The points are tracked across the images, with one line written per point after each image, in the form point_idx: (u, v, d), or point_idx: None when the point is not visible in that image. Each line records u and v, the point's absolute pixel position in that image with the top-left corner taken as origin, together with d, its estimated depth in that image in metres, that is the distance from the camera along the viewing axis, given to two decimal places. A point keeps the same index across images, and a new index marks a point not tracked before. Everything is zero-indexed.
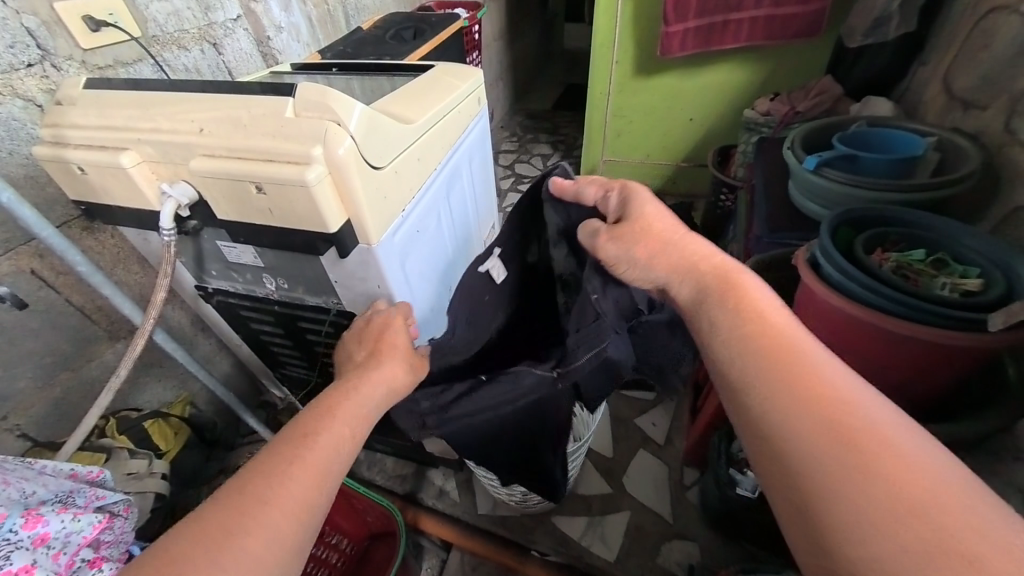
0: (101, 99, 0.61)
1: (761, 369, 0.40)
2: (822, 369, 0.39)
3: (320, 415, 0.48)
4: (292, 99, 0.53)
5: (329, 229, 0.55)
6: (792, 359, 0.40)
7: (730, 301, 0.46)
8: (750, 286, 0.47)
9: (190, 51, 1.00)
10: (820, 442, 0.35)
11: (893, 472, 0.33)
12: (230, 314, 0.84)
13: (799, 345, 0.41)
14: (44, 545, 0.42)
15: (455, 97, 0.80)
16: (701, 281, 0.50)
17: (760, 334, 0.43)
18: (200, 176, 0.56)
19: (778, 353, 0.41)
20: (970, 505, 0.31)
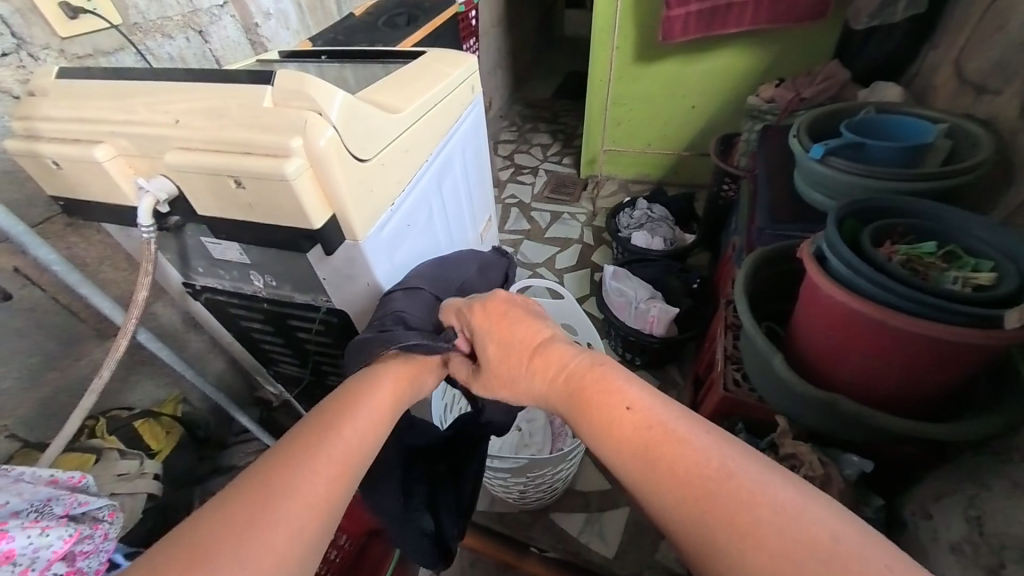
0: (73, 90, 0.59)
1: (660, 494, 0.39)
2: (699, 468, 0.38)
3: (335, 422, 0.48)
4: (270, 88, 0.50)
5: (312, 225, 0.53)
6: (674, 467, 0.39)
7: (594, 419, 0.45)
8: (608, 383, 0.47)
9: (174, 39, 0.97)
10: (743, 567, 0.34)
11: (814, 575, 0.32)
12: (219, 311, 0.83)
13: (675, 438, 0.41)
14: (9, 562, 0.40)
15: (446, 85, 0.77)
16: (568, 384, 0.50)
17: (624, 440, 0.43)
18: (177, 170, 0.53)
19: (666, 463, 0.39)
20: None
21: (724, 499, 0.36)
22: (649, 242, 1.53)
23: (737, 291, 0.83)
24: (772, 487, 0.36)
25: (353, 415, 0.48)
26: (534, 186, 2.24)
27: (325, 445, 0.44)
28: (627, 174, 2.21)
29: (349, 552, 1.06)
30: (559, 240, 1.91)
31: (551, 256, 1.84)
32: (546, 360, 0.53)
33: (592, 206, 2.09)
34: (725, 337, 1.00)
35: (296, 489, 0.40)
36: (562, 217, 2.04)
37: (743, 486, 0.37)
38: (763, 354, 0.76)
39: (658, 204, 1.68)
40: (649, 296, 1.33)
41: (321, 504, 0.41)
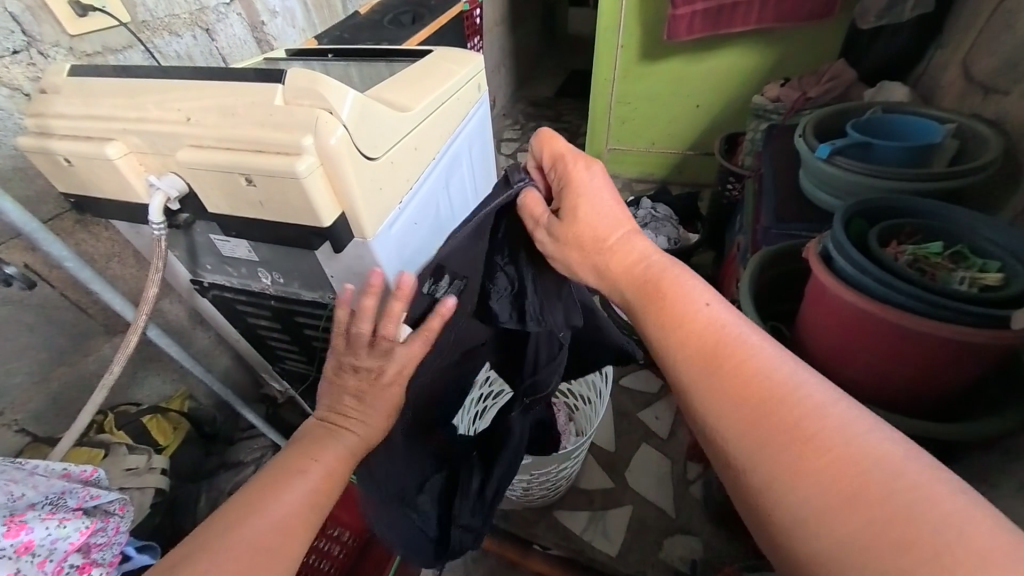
0: (85, 87, 0.59)
1: (714, 386, 0.41)
2: (759, 366, 0.40)
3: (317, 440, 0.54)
4: (282, 86, 0.50)
5: (322, 223, 0.53)
6: (732, 361, 0.41)
7: (659, 312, 0.47)
8: (681, 285, 0.48)
9: (182, 37, 0.97)
10: (786, 454, 0.36)
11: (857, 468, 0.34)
12: (227, 308, 0.83)
13: (742, 344, 0.42)
14: (28, 553, 0.41)
15: (454, 84, 0.77)
16: (637, 277, 0.51)
17: (688, 338, 0.44)
18: (188, 168, 0.53)
19: (729, 361, 0.41)
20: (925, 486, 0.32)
21: (781, 395, 0.38)
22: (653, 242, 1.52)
23: (743, 292, 0.83)
24: (835, 397, 0.38)
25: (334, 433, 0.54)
26: None
27: (277, 492, 0.47)
28: (631, 173, 2.20)
29: (353, 548, 1.09)
30: None
31: None
32: (627, 246, 0.53)
33: None
34: None
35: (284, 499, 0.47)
36: None
37: (805, 394, 0.38)
38: None
39: (662, 204, 1.67)
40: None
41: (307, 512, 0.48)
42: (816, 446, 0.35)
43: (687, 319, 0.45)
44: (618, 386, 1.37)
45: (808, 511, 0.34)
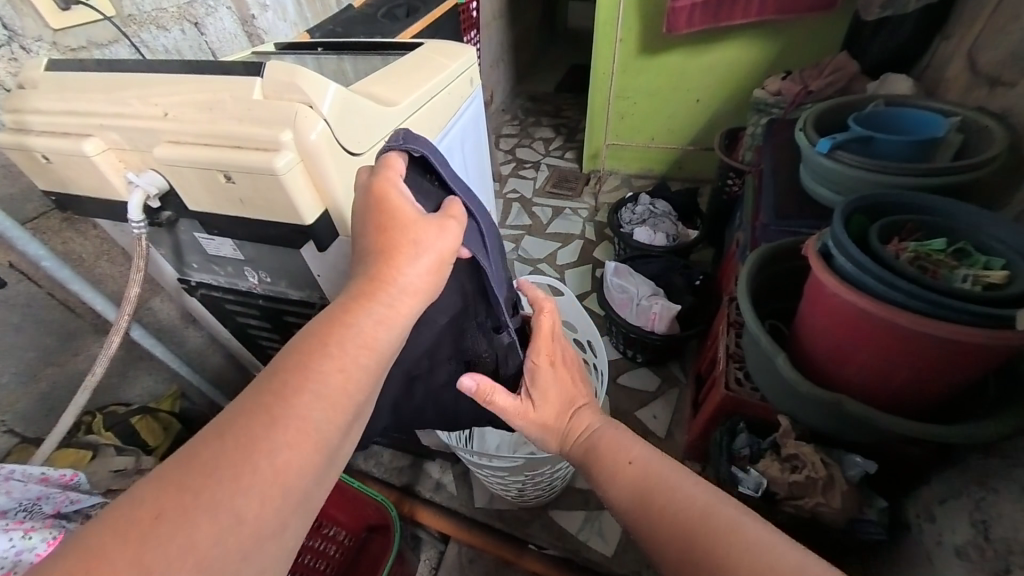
0: (62, 82, 0.57)
1: (655, 537, 0.47)
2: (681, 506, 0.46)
3: (307, 357, 0.38)
4: (260, 80, 0.49)
5: (303, 221, 0.51)
6: (670, 514, 0.47)
7: (604, 470, 0.55)
8: (613, 441, 0.57)
9: (170, 31, 0.96)
10: None
11: None
12: (216, 307, 0.82)
13: (665, 483, 0.49)
14: None
15: (444, 78, 0.75)
16: (585, 445, 0.59)
17: (627, 487, 0.52)
18: (166, 165, 0.52)
19: (658, 506, 0.48)
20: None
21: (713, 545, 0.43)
22: (652, 238, 1.49)
23: (741, 290, 0.81)
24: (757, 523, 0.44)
25: (332, 350, 0.38)
26: (535, 181, 2.22)
27: (267, 431, 0.34)
28: (631, 168, 2.18)
29: (349, 548, 1.08)
30: (560, 235, 1.90)
31: (552, 252, 1.83)
32: (575, 420, 0.62)
33: (594, 201, 2.08)
34: (727, 335, 0.98)
35: (267, 454, 0.34)
36: (564, 212, 2.03)
37: (723, 522, 0.44)
38: (767, 352, 0.75)
39: (662, 200, 1.64)
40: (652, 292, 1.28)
41: (300, 462, 0.35)
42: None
43: (619, 476, 0.53)
44: (615, 383, 1.33)
45: None
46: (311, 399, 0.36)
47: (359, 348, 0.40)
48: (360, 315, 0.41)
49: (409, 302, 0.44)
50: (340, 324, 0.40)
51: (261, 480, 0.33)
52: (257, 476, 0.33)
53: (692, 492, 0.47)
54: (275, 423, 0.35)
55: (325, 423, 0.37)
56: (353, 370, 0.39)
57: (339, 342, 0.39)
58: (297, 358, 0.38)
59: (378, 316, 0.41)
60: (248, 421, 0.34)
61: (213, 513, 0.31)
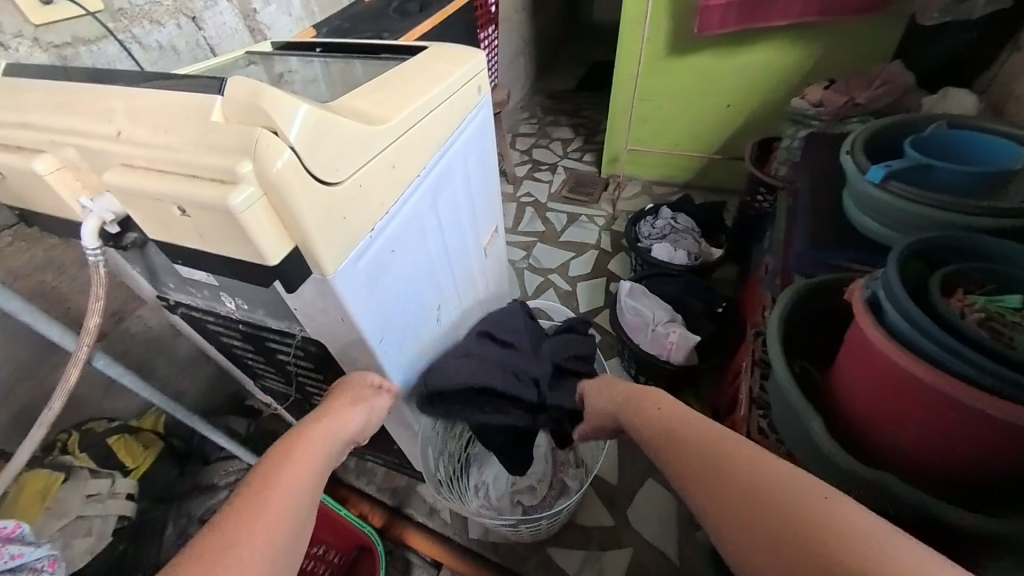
0: (20, 90, 0.52)
1: (674, 462, 0.49)
2: (700, 432, 0.50)
3: (278, 462, 0.49)
4: (220, 98, 0.43)
5: (267, 261, 0.44)
6: (692, 433, 0.50)
7: (640, 419, 0.58)
8: (656, 395, 0.60)
9: (164, 26, 0.90)
10: (737, 501, 0.42)
11: (787, 509, 0.39)
12: (198, 326, 0.77)
13: (691, 420, 0.52)
14: None
15: (445, 88, 0.67)
16: (625, 402, 0.64)
17: (657, 427, 0.54)
18: (119, 190, 0.45)
19: (680, 437, 0.50)
20: (823, 503, 0.38)
21: (741, 452, 0.44)
22: (671, 256, 1.38)
23: (771, 336, 0.72)
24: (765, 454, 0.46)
25: (297, 456, 0.51)
26: (551, 184, 2.13)
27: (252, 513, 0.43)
28: (651, 175, 2.07)
29: (338, 566, 1.04)
30: (574, 245, 1.81)
31: (564, 262, 1.74)
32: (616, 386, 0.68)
33: (612, 208, 1.98)
34: (752, 376, 0.88)
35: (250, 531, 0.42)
36: (579, 219, 1.94)
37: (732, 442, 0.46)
38: (798, 413, 0.65)
39: (684, 214, 1.53)
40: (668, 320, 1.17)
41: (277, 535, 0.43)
42: (748, 487, 0.41)
43: (651, 420, 0.56)
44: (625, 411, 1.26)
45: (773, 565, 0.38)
46: (281, 487, 0.46)
47: (311, 459, 0.51)
48: (314, 436, 0.55)
49: (351, 430, 0.59)
50: (302, 439, 0.54)
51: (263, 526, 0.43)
52: (260, 524, 0.43)
53: (708, 427, 0.50)
54: (269, 487, 0.46)
55: (293, 502, 0.46)
56: (310, 470, 0.50)
57: (295, 458, 0.51)
58: (269, 467, 0.49)
59: (328, 434, 0.56)
60: (240, 510, 0.44)
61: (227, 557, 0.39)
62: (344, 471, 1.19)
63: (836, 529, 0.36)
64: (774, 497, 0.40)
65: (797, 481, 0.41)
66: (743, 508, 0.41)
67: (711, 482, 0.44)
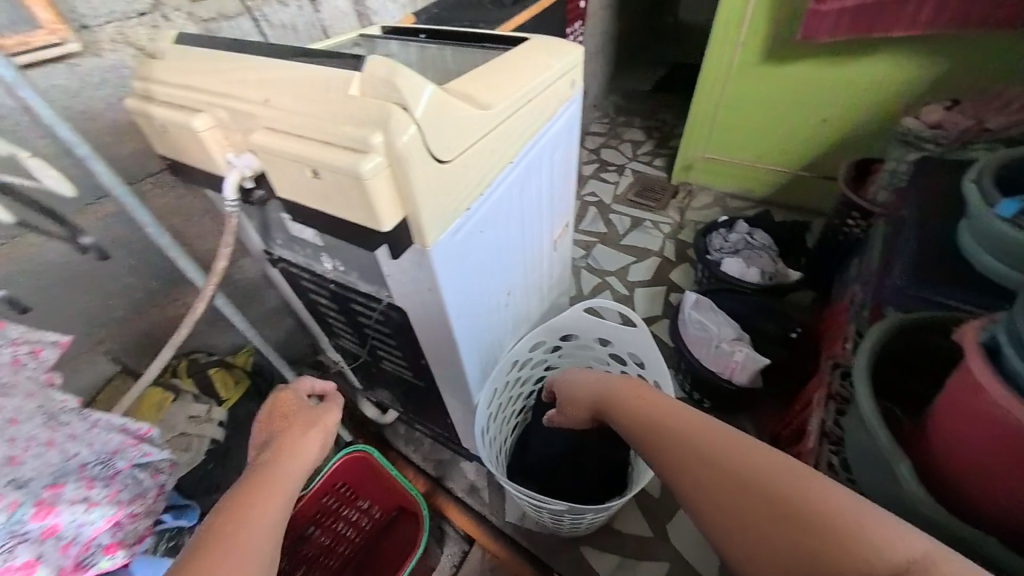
0: (186, 55, 0.59)
1: (658, 455, 0.48)
2: (683, 424, 0.47)
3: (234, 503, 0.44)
4: (358, 73, 0.46)
5: (381, 226, 0.48)
6: (674, 430, 0.47)
7: (627, 415, 0.55)
8: (639, 390, 0.58)
9: (289, 7, 0.99)
10: (721, 491, 0.40)
11: (767, 490, 0.38)
12: (292, 281, 0.84)
13: (677, 413, 0.49)
14: (53, 537, 0.41)
15: (545, 80, 0.69)
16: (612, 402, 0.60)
17: (644, 425, 0.51)
18: (262, 150, 0.51)
19: (661, 429, 0.49)
20: (805, 483, 0.37)
21: (727, 440, 0.42)
22: (742, 272, 1.31)
23: (858, 369, 0.67)
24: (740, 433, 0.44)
25: (255, 491, 0.45)
26: (617, 186, 2.09)
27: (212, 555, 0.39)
28: (726, 186, 1.98)
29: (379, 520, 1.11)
30: (636, 250, 1.77)
31: (624, 266, 1.72)
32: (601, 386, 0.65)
33: (679, 217, 1.92)
34: (826, 409, 0.83)
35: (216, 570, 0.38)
36: (643, 224, 1.89)
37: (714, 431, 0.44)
38: (883, 456, 0.61)
39: (761, 231, 1.45)
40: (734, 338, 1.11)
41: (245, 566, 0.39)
42: (727, 472, 0.40)
43: (639, 420, 0.53)
44: None
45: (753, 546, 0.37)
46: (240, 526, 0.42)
47: (271, 490, 0.46)
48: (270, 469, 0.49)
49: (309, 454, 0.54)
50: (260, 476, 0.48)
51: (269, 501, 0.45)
52: (235, 542, 0.40)
53: (692, 419, 0.48)
54: (225, 532, 0.41)
55: (259, 531, 0.42)
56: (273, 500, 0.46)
57: (253, 493, 0.45)
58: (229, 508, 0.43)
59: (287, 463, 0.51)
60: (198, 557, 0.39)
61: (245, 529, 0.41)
62: (393, 435, 1.26)
63: (817, 503, 0.35)
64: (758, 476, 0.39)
65: (779, 463, 0.39)
66: (720, 494, 0.40)
67: (692, 468, 0.43)
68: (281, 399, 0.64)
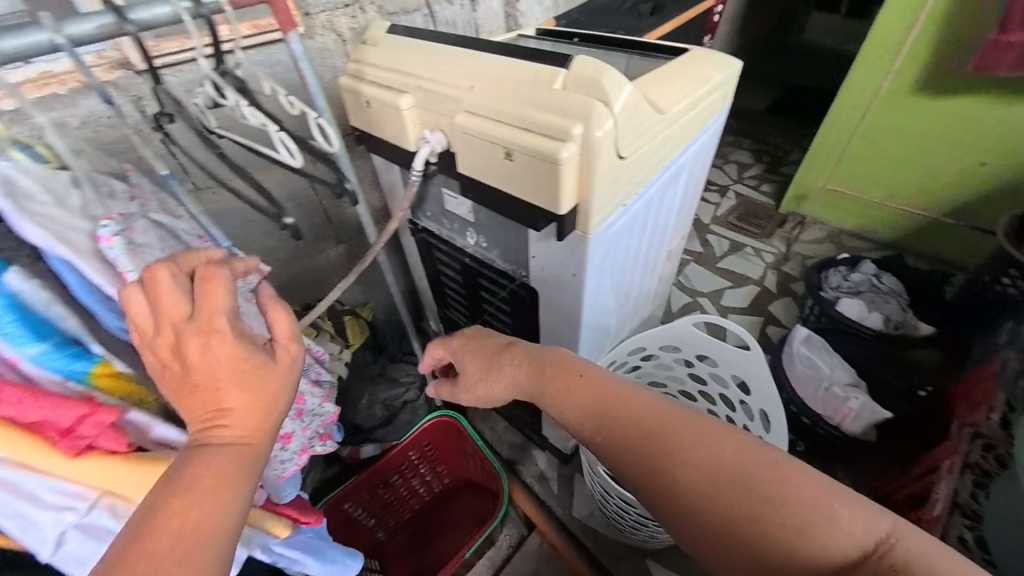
0: (396, 44, 0.68)
1: (615, 447, 0.51)
2: (642, 417, 0.50)
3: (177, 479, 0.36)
4: (564, 71, 0.51)
5: (558, 210, 0.53)
6: (630, 419, 0.50)
7: (561, 389, 0.56)
8: (572, 363, 0.57)
9: (453, 6, 1.09)
10: (693, 485, 0.45)
11: (743, 485, 0.43)
12: (425, 251, 0.94)
13: (623, 398, 0.52)
14: (298, 416, 0.59)
15: (706, 91, 0.70)
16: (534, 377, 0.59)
17: (591, 408, 0.53)
18: (460, 130, 0.58)
19: (619, 415, 0.51)
20: (760, 464, 0.44)
21: (680, 429, 0.47)
22: (862, 316, 1.23)
23: None
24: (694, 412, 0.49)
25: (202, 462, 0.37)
26: (718, 206, 2.01)
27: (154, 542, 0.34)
28: (844, 222, 1.82)
29: (446, 486, 1.18)
30: (733, 275, 1.70)
31: (718, 289, 1.65)
32: (513, 353, 0.62)
33: (785, 247, 1.80)
34: (964, 480, 0.75)
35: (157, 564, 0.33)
36: (743, 249, 1.80)
37: (667, 423, 0.48)
38: None
39: (890, 274, 1.33)
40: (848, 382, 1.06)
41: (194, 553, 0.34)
42: (699, 476, 0.45)
43: (583, 402, 0.54)
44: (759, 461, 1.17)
45: (720, 529, 0.43)
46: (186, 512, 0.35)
47: (222, 458, 0.38)
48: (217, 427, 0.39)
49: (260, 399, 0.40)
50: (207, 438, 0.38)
51: (223, 478, 0.37)
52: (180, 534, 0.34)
53: (645, 406, 0.51)
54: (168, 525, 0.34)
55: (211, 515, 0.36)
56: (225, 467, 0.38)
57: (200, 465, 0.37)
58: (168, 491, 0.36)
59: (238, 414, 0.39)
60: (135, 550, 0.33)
61: (197, 526, 0.35)
62: (472, 411, 1.32)
63: (777, 487, 0.42)
64: (739, 480, 0.43)
65: (733, 448, 0.45)
66: (684, 480, 0.45)
67: (653, 462, 0.47)
68: (209, 295, 0.39)
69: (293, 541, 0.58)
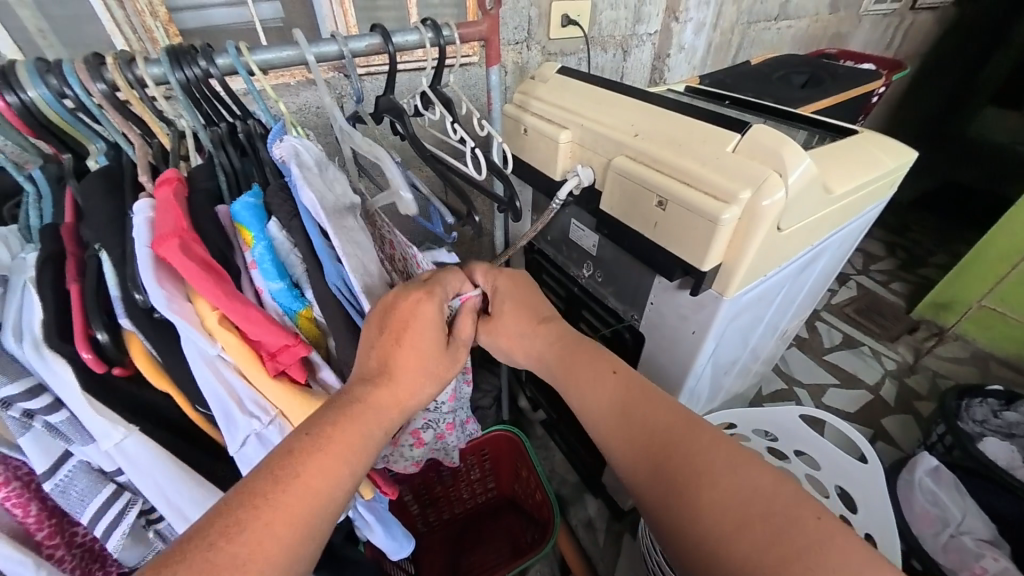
0: (566, 84, 0.74)
1: (628, 459, 0.44)
2: (670, 431, 0.43)
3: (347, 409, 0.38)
4: (739, 136, 0.53)
5: (702, 265, 0.55)
6: (660, 436, 0.43)
7: (587, 378, 0.49)
8: (599, 355, 0.51)
9: (606, 54, 1.16)
10: (713, 525, 0.38)
11: (779, 537, 0.36)
12: (532, 272, 0.96)
13: (656, 403, 0.45)
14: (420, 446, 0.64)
15: (877, 176, 0.66)
16: (558, 359, 0.52)
17: (610, 410, 0.47)
18: (615, 171, 0.61)
19: (643, 422, 0.44)
20: (803, 519, 0.36)
21: (718, 455, 0.40)
22: (1012, 464, 1.03)
23: None
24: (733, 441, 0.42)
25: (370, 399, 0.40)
26: (835, 294, 1.82)
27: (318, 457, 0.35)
28: (997, 347, 1.55)
29: (490, 500, 1.18)
30: (842, 372, 1.52)
31: (821, 384, 1.48)
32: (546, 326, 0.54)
33: (914, 357, 1.57)
34: None
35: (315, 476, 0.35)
36: (858, 347, 1.61)
37: (703, 443, 0.41)
38: None
39: None
40: (986, 538, 0.93)
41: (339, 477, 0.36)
42: (726, 512, 0.38)
43: (606, 400, 0.47)
44: None
45: None
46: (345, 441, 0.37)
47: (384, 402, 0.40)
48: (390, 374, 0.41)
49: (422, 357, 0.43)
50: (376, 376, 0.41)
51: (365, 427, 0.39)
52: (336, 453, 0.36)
53: (673, 418, 0.44)
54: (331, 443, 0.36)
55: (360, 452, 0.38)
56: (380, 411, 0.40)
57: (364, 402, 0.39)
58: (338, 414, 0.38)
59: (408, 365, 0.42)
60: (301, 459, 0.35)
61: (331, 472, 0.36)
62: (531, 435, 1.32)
63: (823, 548, 0.35)
64: (773, 530, 0.36)
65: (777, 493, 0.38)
66: (708, 520, 0.38)
67: (670, 484, 0.41)
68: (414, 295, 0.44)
69: (372, 505, 0.61)
